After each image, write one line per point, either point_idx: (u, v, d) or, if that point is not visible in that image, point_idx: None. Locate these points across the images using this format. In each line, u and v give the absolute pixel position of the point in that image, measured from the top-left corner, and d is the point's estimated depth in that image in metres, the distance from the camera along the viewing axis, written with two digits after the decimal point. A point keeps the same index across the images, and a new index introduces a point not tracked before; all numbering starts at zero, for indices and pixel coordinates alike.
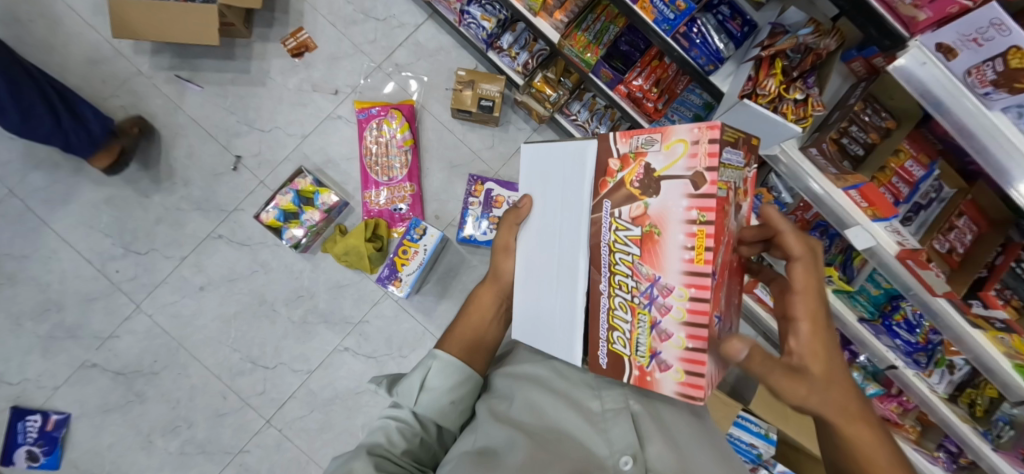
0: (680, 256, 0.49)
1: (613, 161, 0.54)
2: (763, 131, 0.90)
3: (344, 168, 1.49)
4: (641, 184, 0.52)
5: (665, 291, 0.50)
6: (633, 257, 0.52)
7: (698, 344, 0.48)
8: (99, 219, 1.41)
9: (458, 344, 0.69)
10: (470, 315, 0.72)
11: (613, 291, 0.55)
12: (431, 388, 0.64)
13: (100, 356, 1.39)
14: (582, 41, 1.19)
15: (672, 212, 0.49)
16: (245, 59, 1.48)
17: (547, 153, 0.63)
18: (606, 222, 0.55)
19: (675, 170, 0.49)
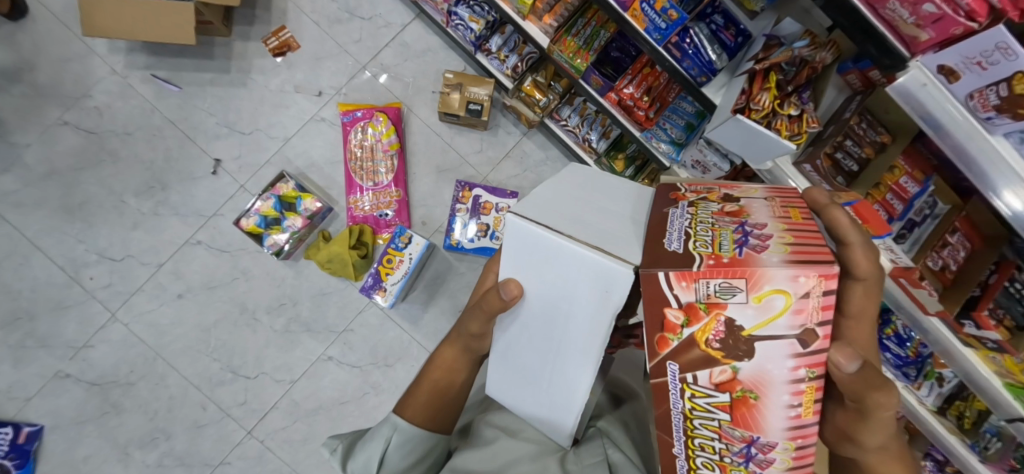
0: (785, 415, 0.42)
1: (673, 312, 0.42)
2: (758, 147, 0.87)
3: (328, 172, 1.45)
4: (722, 344, 0.41)
5: (767, 448, 0.44)
6: (718, 422, 0.43)
7: None
8: (72, 224, 1.36)
9: (418, 414, 0.60)
10: (431, 382, 0.61)
11: (692, 452, 0.46)
12: (390, 462, 0.58)
13: (75, 367, 1.34)
14: (572, 46, 1.16)
15: (773, 375, 0.42)
16: (224, 58, 1.43)
17: (551, 247, 0.48)
18: (675, 385, 0.44)
19: (776, 328, 0.41)
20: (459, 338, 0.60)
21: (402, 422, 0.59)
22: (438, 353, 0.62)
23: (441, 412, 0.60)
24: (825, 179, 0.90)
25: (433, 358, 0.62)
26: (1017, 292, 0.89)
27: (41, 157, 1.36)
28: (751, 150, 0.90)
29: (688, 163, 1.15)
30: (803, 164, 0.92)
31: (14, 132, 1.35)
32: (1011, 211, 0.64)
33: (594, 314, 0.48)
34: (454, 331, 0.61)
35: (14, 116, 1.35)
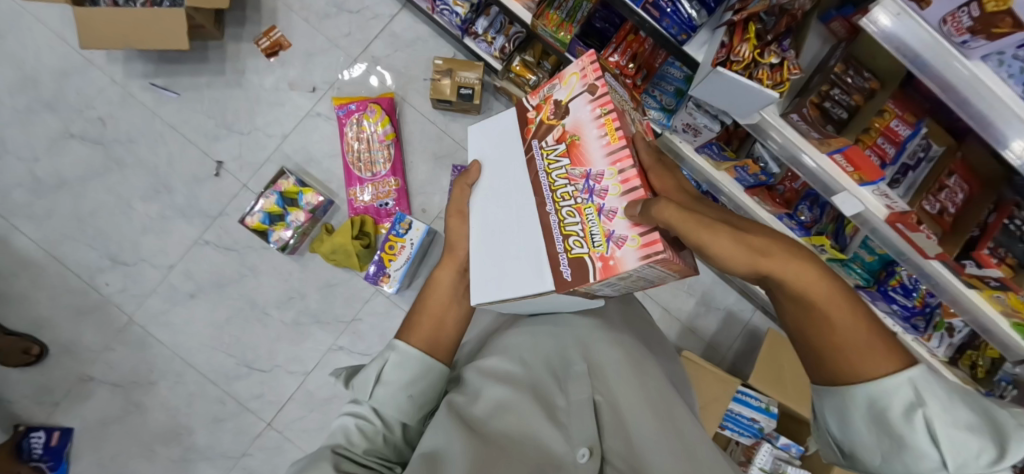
0: (599, 145, 0.54)
1: (530, 113, 0.62)
2: (744, 98, 0.87)
3: (327, 165, 1.48)
4: (555, 114, 0.59)
5: (598, 178, 0.54)
6: (564, 168, 0.56)
7: (641, 207, 0.50)
8: (84, 232, 1.41)
9: (419, 337, 0.61)
10: (433, 304, 0.64)
11: (558, 203, 0.56)
12: (388, 382, 0.57)
13: (97, 369, 1.39)
14: (555, 20, 1.16)
15: (583, 119, 0.56)
16: (219, 61, 1.46)
17: (497, 121, 0.66)
18: (539, 155, 0.59)
19: (574, 90, 0.57)
20: (455, 256, 0.66)
21: (401, 343, 0.60)
22: (435, 277, 0.66)
23: (441, 341, 0.62)
24: (813, 127, 0.91)
25: (429, 283, 0.66)
26: (1018, 229, 0.87)
27: (51, 169, 1.40)
28: (737, 104, 0.90)
29: (680, 127, 1.16)
30: (790, 114, 0.92)
31: (23, 147, 1.40)
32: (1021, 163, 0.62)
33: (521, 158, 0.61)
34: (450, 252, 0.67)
35: (23, 131, 1.40)
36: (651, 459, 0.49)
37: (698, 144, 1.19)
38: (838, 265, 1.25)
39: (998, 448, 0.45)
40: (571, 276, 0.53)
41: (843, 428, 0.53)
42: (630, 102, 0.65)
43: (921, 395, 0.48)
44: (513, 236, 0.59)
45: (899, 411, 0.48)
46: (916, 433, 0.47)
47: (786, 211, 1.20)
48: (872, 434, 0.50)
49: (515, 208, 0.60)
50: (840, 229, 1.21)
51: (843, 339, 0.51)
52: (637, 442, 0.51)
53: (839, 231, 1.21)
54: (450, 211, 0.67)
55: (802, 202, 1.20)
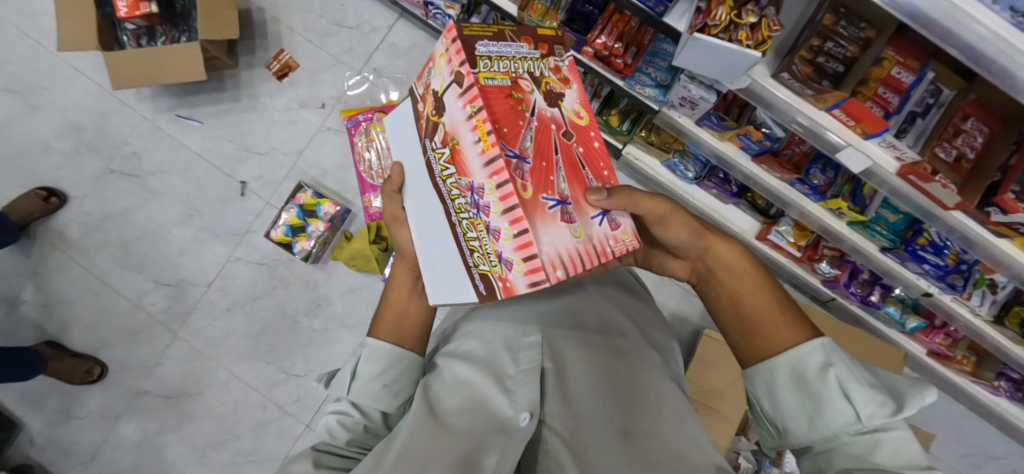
0: (475, 152, 0.51)
1: (421, 105, 0.62)
2: (727, 62, 0.82)
3: (340, 177, 1.55)
4: (436, 111, 0.58)
5: (480, 191, 0.52)
6: (454, 177, 0.55)
7: (520, 224, 0.49)
8: (130, 259, 1.53)
9: (386, 330, 0.62)
10: (394, 299, 0.65)
11: (458, 214, 0.56)
12: (361, 377, 0.58)
13: (150, 383, 1.51)
14: (540, 9, 1.19)
15: (457, 119, 0.54)
16: (235, 88, 1.56)
17: (403, 119, 0.67)
18: (433, 158, 0.59)
19: (446, 85, 0.56)
20: (404, 259, 0.67)
21: (371, 339, 0.61)
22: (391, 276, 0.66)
23: (409, 328, 0.63)
24: (805, 84, 0.86)
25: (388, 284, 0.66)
26: None
27: (97, 203, 1.54)
28: (723, 68, 0.86)
29: (677, 102, 1.12)
30: (780, 74, 0.88)
31: (73, 186, 1.54)
32: None
33: (422, 161, 0.62)
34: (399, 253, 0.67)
35: (71, 171, 1.54)
36: (586, 421, 0.52)
37: (698, 117, 1.15)
38: (860, 228, 1.20)
39: (896, 403, 0.47)
40: (485, 292, 0.55)
41: (772, 397, 0.54)
42: (531, 54, 0.59)
43: (831, 356, 0.51)
44: (433, 239, 0.61)
45: (814, 369, 0.51)
46: (830, 389, 0.50)
47: (798, 177, 1.17)
48: (796, 400, 0.51)
49: (432, 212, 0.61)
50: (856, 190, 1.17)
51: (774, 328, 0.55)
52: (575, 406, 0.53)
53: (856, 192, 1.16)
54: (387, 220, 0.69)
55: (813, 165, 1.17)
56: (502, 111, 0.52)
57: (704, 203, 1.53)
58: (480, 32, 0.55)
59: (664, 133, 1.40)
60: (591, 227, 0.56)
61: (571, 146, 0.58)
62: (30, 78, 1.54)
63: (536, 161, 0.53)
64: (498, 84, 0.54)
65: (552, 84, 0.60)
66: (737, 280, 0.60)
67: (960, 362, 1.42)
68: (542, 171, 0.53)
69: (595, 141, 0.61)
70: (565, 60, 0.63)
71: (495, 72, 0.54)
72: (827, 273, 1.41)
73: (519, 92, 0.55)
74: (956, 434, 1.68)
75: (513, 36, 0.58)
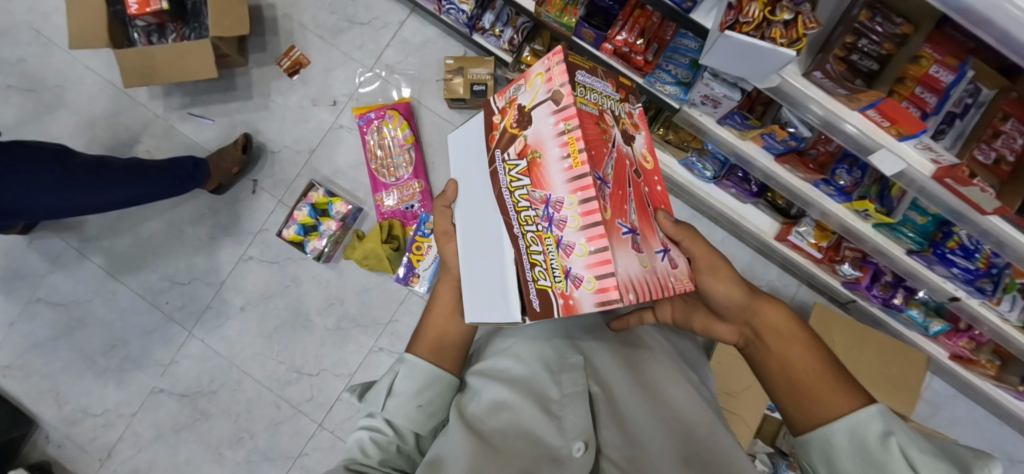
0: (561, 168, 0.52)
1: (496, 117, 0.61)
2: (758, 61, 0.78)
3: (353, 175, 1.53)
4: (517, 123, 0.57)
5: (558, 205, 0.52)
6: (526, 189, 0.55)
7: (601, 242, 0.49)
8: (145, 258, 1.54)
9: (426, 349, 0.62)
10: (434, 319, 0.65)
11: (521, 230, 0.56)
12: (398, 394, 0.58)
13: (166, 382, 1.51)
14: (558, 4, 1.14)
15: (546, 133, 0.54)
16: (246, 86, 1.55)
17: (471, 133, 0.65)
18: (500, 168, 0.58)
19: (539, 98, 0.55)
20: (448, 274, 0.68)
21: (410, 356, 0.61)
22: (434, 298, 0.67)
23: (446, 348, 0.63)
24: (838, 83, 0.82)
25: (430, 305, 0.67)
26: None
27: None
28: (753, 67, 0.82)
29: (698, 100, 1.08)
30: (812, 72, 0.84)
31: None
32: None
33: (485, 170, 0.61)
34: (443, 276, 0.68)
35: None
36: (649, 452, 0.50)
37: (720, 116, 1.11)
38: (886, 230, 1.17)
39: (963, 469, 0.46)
40: (538, 306, 0.53)
41: (831, 465, 0.51)
42: (613, 95, 0.62)
43: (891, 424, 0.48)
44: (487, 257, 0.60)
45: (875, 439, 0.48)
46: (896, 460, 0.47)
47: (823, 177, 1.13)
48: (857, 471, 0.48)
49: (490, 229, 0.60)
50: (884, 191, 1.12)
51: (828, 394, 0.53)
52: (635, 434, 0.52)
53: (883, 194, 1.12)
54: (435, 232, 0.70)
55: (839, 166, 1.13)
56: (591, 133, 0.53)
57: (721, 202, 1.49)
58: (579, 64, 0.57)
59: (682, 132, 1.36)
60: (654, 261, 0.57)
61: (640, 184, 0.61)
62: (42, 76, 1.54)
63: (614, 188, 0.55)
64: (589, 110, 0.55)
65: (627, 124, 0.62)
66: (786, 346, 0.58)
67: (984, 365, 1.36)
68: (619, 198, 0.55)
69: (657, 185, 0.65)
70: (636, 108, 0.67)
71: (587, 100, 0.56)
72: (848, 275, 1.38)
73: (605, 125, 0.57)
74: (980, 438, 1.64)
75: (603, 75, 0.61)
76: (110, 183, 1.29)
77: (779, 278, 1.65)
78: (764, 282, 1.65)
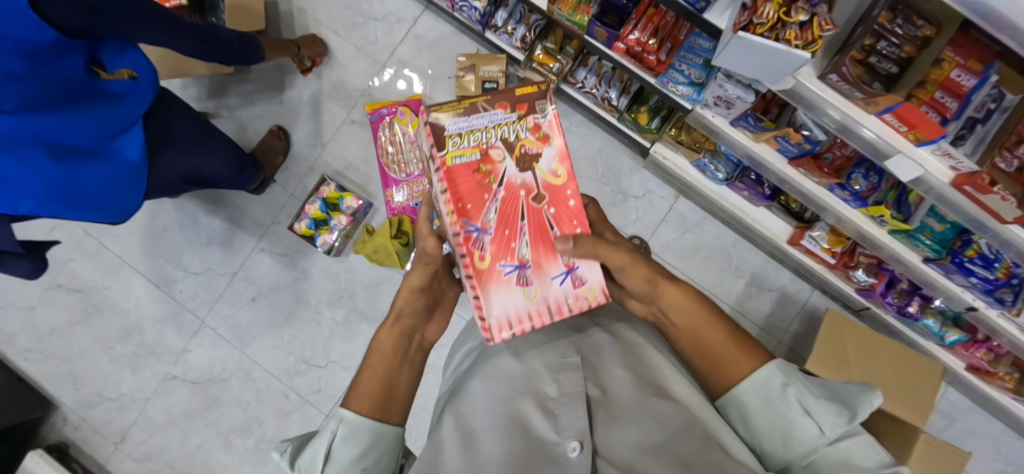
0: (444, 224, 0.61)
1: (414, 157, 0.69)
2: (770, 63, 0.77)
3: (364, 170, 1.55)
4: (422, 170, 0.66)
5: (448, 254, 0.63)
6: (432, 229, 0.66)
7: (475, 290, 0.60)
8: (160, 248, 1.57)
9: (364, 403, 0.56)
10: (373, 364, 0.59)
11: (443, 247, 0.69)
12: (338, 458, 0.54)
13: (179, 369, 1.55)
14: (571, 2, 1.14)
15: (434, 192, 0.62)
16: (261, 80, 1.57)
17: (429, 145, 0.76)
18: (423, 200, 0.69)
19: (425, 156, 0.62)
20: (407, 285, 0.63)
21: (348, 413, 0.55)
22: (374, 340, 0.61)
23: (388, 400, 0.58)
24: (855, 86, 0.80)
25: (370, 348, 0.61)
26: None
27: None
28: (768, 69, 0.80)
29: (711, 101, 1.07)
30: (828, 75, 0.82)
31: None
32: None
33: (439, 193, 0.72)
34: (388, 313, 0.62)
35: None
36: (642, 447, 0.47)
37: (733, 117, 1.09)
38: (903, 237, 1.14)
39: (849, 412, 0.50)
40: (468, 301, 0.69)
41: (746, 424, 0.55)
42: (506, 120, 0.62)
43: (789, 377, 0.53)
44: None
45: (777, 390, 0.53)
46: (793, 408, 0.52)
47: (838, 182, 1.11)
48: (765, 426, 0.53)
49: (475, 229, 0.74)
50: (902, 196, 1.10)
51: (731, 360, 0.57)
52: (626, 427, 0.50)
53: (901, 199, 1.09)
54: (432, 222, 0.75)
55: (855, 170, 1.11)
56: (462, 188, 0.60)
57: (733, 205, 1.47)
58: (450, 109, 0.59)
59: (695, 132, 1.34)
60: (547, 287, 0.63)
61: (542, 208, 0.64)
62: None
63: (500, 230, 0.61)
64: (465, 160, 0.60)
65: (528, 144, 0.63)
66: (690, 320, 0.60)
67: (1002, 377, 1.34)
68: (505, 239, 0.61)
69: (570, 199, 0.64)
70: (549, 113, 0.64)
71: (465, 147, 0.60)
72: (862, 282, 1.35)
73: (489, 164, 0.61)
74: (995, 451, 1.60)
75: (487, 105, 0.61)
76: (195, 148, 1.18)
77: (790, 282, 1.62)
78: (774, 286, 1.62)
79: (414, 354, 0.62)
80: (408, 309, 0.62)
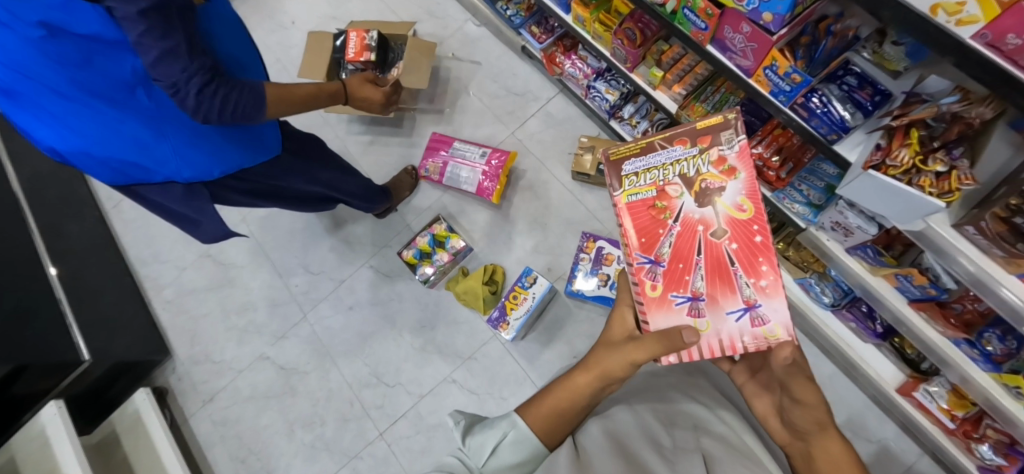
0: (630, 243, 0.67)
1: None
2: (901, 203, 0.78)
3: (474, 217, 1.70)
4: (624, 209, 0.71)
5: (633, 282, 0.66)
6: None
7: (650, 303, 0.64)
8: (289, 245, 1.81)
9: (539, 420, 0.62)
10: (560, 391, 0.64)
11: None
12: (501, 458, 0.60)
13: (272, 353, 1.72)
14: (700, 110, 1.24)
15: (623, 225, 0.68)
16: (410, 125, 1.85)
17: None
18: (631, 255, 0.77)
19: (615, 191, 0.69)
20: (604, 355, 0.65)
21: (522, 422, 0.61)
22: (570, 377, 0.64)
23: (561, 423, 0.62)
24: (994, 243, 0.76)
25: (563, 378, 0.65)
26: None
27: None
28: (900, 209, 0.80)
29: (828, 225, 1.07)
30: (963, 227, 0.80)
31: None
32: None
33: None
34: (591, 362, 0.65)
35: None
36: None
37: (850, 245, 1.09)
38: None
39: None
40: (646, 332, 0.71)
41: None
42: (686, 154, 0.65)
43: None
44: None
45: None
46: None
47: (967, 338, 1.00)
48: None
49: None
50: None
51: None
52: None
53: None
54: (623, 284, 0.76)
55: (988, 329, 0.99)
56: (635, 223, 0.66)
57: (838, 335, 1.39)
58: (627, 153, 0.69)
59: (804, 251, 1.33)
60: (720, 323, 0.62)
61: (722, 244, 0.62)
62: None
63: (672, 263, 0.64)
64: (641, 197, 0.66)
65: (711, 181, 0.63)
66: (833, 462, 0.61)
67: None
68: (678, 271, 0.64)
69: (758, 237, 0.61)
70: (736, 143, 0.64)
71: (640, 184, 0.67)
72: (989, 460, 1.17)
73: (665, 192, 0.65)
74: None
75: (664, 145, 0.67)
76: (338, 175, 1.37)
77: (892, 437, 1.45)
78: (874, 437, 1.46)
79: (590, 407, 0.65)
80: (613, 367, 0.63)
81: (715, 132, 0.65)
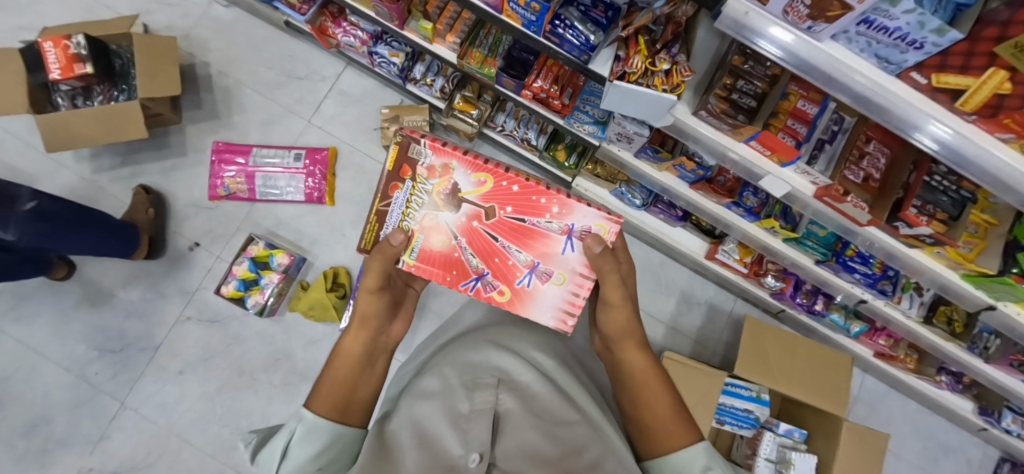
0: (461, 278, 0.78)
1: None
2: (648, 105, 0.90)
3: (295, 226, 1.55)
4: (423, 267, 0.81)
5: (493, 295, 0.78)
6: None
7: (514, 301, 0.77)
8: (73, 329, 1.48)
9: (326, 402, 0.59)
10: (337, 367, 0.63)
11: None
12: (293, 458, 0.54)
13: (96, 460, 1.42)
14: (479, 56, 1.25)
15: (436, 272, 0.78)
16: (180, 143, 1.59)
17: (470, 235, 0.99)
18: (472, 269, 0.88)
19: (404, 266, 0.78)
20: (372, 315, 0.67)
21: (309, 413, 0.57)
22: (342, 341, 0.65)
23: (350, 400, 0.61)
24: (722, 121, 0.91)
25: (338, 347, 0.65)
26: (937, 184, 0.92)
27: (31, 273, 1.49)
28: (651, 110, 0.93)
29: (614, 137, 1.18)
30: (699, 112, 0.93)
31: None
32: (942, 146, 0.68)
33: None
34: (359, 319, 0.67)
35: None
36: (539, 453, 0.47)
37: (635, 150, 1.21)
38: (794, 244, 1.27)
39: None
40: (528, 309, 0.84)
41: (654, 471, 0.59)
42: (411, 189, 0.75)
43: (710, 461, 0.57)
44: None
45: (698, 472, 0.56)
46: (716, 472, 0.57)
47: (732, 200, 1.23)
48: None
49: None
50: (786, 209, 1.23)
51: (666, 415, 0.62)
52: (519, 437, 0.48)
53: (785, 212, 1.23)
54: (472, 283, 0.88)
55: (745, 189, 1.24)
56: (441, 266, 0.76)
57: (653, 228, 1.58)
58: (375, 231, 0.76)
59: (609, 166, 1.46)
60: (560, 263, 0.76)
61: (502, 216, 0.75)
62: None
63: (496, 263, 0.76)
64: (423, 245, 0.75)
65: (443, 190, 0.74)
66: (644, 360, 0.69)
67: (905, 360, 1.51)
68: (505, 264, 0.76)
69: (511, 187, 0.74)
70: (426, 149, 0.74)
71: (413, 241, 0.76)
72: (773, 286, 1.49)
73: (434, 230, 0.75)
74: (918, 432, 1.72)
75: (390, 199, 0.75)
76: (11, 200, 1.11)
77: (715, 294, 1.74)
78: (703, 299, 1.74)
79: (378, 355, 0.66)
80: (369, 312, 0.67)
81: (405, 159, 0.74)
